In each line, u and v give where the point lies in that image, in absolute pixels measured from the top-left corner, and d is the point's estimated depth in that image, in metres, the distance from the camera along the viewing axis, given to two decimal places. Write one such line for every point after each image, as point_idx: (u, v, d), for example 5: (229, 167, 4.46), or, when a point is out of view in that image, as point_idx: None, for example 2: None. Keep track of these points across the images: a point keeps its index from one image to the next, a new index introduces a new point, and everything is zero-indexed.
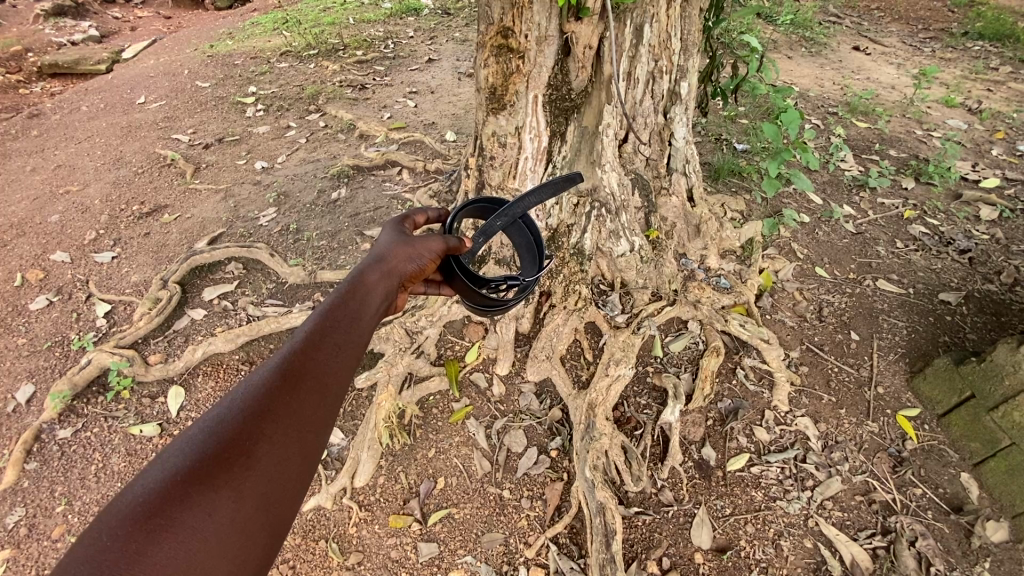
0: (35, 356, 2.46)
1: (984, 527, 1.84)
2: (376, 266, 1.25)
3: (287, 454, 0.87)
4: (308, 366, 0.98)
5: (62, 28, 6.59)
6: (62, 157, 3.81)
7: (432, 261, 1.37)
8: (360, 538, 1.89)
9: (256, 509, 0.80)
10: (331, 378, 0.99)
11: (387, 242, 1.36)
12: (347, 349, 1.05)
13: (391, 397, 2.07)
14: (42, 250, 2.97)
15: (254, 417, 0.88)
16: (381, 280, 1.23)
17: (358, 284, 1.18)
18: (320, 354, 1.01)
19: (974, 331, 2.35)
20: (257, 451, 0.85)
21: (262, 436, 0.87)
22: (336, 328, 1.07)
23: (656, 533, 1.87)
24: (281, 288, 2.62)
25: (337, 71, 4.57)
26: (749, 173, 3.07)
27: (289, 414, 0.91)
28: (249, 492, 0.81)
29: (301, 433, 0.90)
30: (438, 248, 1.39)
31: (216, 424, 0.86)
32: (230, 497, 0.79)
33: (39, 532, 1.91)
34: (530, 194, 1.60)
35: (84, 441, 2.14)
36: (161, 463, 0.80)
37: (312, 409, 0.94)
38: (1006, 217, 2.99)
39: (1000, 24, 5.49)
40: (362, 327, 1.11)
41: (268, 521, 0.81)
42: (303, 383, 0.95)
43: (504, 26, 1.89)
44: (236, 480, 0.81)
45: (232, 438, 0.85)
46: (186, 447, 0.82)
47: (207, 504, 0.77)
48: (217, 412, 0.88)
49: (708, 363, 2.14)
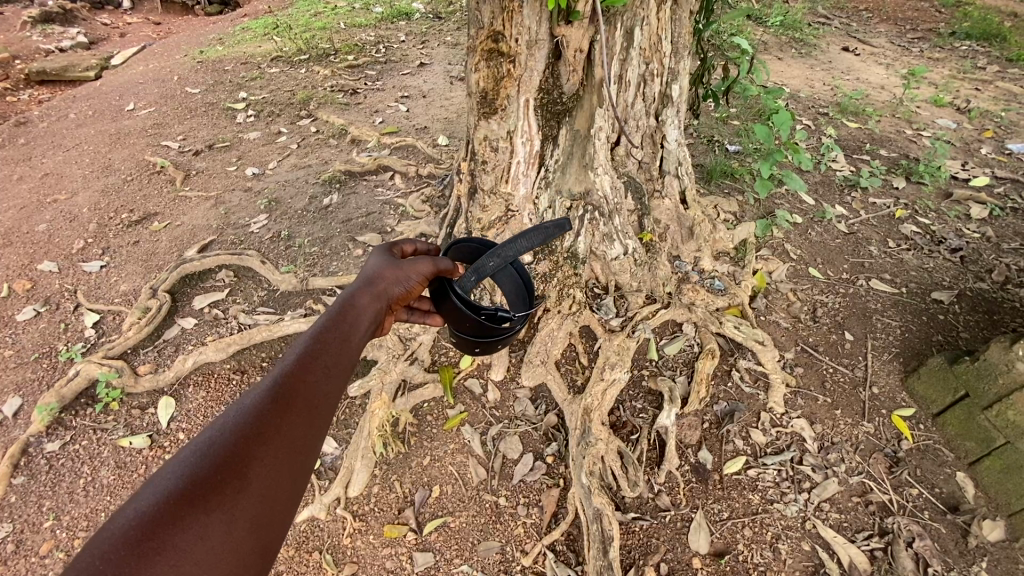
0: (21, 367, 2.42)
1: (982, 526, 1.84)
2: (367, 288, 1.24)
3: (278, 477, 0.86)
4: (300, 389, 0.97)
5: (50, 35, 6.53)
6: (50, 165, 3.77)
7: (421, 283, 1.37)
8: (354, 548, 1.87)
9: (247, 533, 0.79)
10: (321, 401, 0.98)
11: (376, 264, 1.34)
12: (338, 372, 1.04)
13: (384, 405, 2.05)
14: (30, 260, 2.94)
15: (246, 440, 0.87)
16: (371, 302, 1.22)
17: (349, 306, 1.17)
18: (312, 375, 1.00)
19: (967, 329, 2.35)
20: (248, 474, 0.83)
21: (255, 459, 0.85)
22: (327, 350, 1.05)
23: (654, 538, 1.85)
24: (272, 296, 2.59)
25: (329, 76, 4.55)
26: (741, 174, 3.09)
27: (280, 436, 0.90)
28: (242, 515, 0.79)
29: (291, 456, 0.89)
30: (428, 271, 1.38)
31: (210, 445, 0.84)
32: (222, 520, 0.77)
33: (26, 548, 1.87)
34: (522, 237, 1.60)
35: (73, 454, 2.11)
36: (151, 486, 0.78)
37: (303, 433, 0.92)
38: (995, 215, 3.01)
39: (986, 24, 5.55)
40: (353, 347, 1.11)
41: (258, 545, 0.80)
42: (295, 407, 0.94)
43: (494, 31, 1.89)
44: (228, 502, 0.79)
45: (224, 460, 0.83)
46: (178, 469, 0.80)
47: (200, 526, 0.75)
48: (208, 434, 0.86)
49: (703, 366, 2.12)
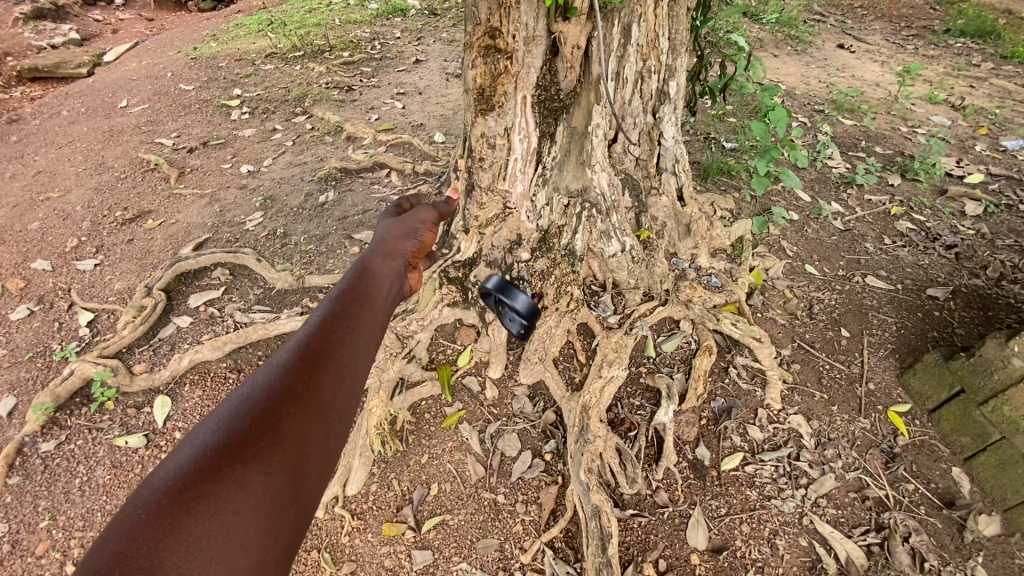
0: (14, 367, 2.40)
1: (977, 522, 1.86)
2: (379, 255, 1.37)
3: (308, 431, 0.94)
4: (323, 349, 1.06)
5: (42, 32, 6.46)
6: (42, 163, 3.74)
7: (425, 241, 1.52)
8: (352, 547, 1.87)
9: (283, 484, 0.86)
10: (344, 359, 1.06)
11: (384, 232, 1.48)
12: (359, 332, 1.13)
13: (382, 403, 2.04)
14: (22, 259, 2.91)
15: (276, 400, 0.95)
16: (383, 268, 1.33)
17: (364, 274, 1.28)
18: (335, 336, 1.09)
19: (962, 326, 2.37)
20: (279, 431, 0.91)
21: (285, 416, 0.93)
22: (347, 314, 1.15)
23: (653, 535, 1.85)
24: (269, 294, 2.58)
25: (324, 72, 4.52)
26: (737, 171, 3.10)
27: (308, 395, 0.98)
28: (276, 467, 0.87)
29: (320, 412, 0.97)
30: (428, 235, 1.55)
31: (240, 408, 0.93)
32: (258, 472, 0.85)
33: (22, 549, 1.86)
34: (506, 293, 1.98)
35: (68, 454, 2.10)
36: (191, 444, 0.87)
37: (329, 390, 1.00)
38: (990, 212, 3.03)
39: (981, 21, 5.57)
40: (374, 315, 1.19)
41: (296, 495, 0.87)
42: (320, 366, 1.03)
43: (490, 27, 1.84)
44: (262, 455, 0.87)
45: (256, 418, 0.92)
46: (213, 428, 0.89)
47: (236, 479, 0.83)
48: (240, 397, 0.96)
49: (701, 363, 2.12)
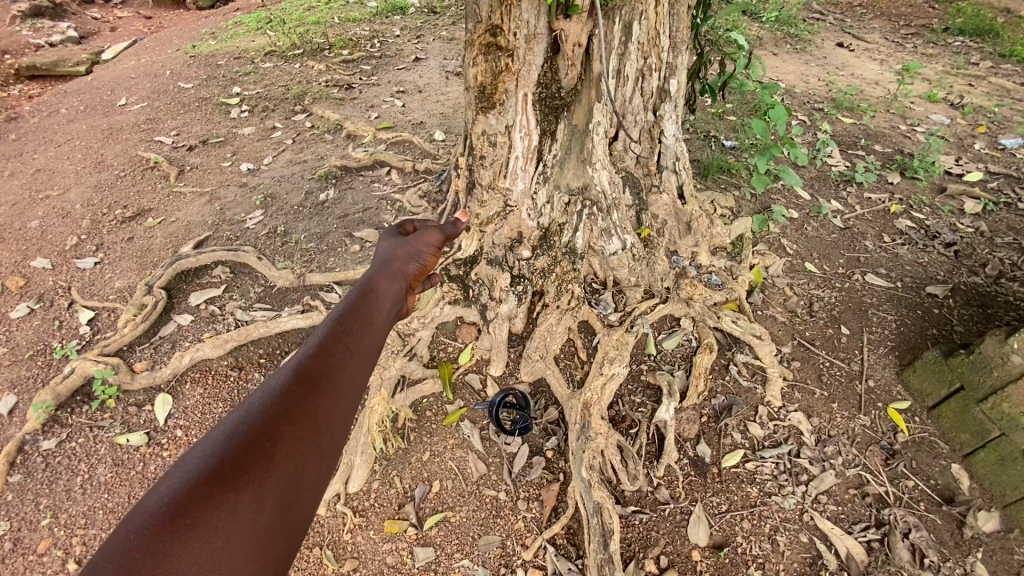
0: (14, 366, 2.40)
1: (976, 518, 1.87)
2: (383, 273, 1.36)
3: (304, 456, 0.93)
4: (321, 370, 1.05)
5: (39, 30, 6.43)
6: (41, 161, 3.73)
7: (430, 260, 1.53)
8: (354, 544, 1.87)
9: (275, 512, 0.86)
10: (342, 382, 1.05)
11: (388, 248, 1.49)
12: (359, 352, 1.12)
13: (383, 400, 2.05)
14: (22, 257, 2.90)
15: (273, 423, 0.95)
16: (387, 287, 1.33)
17: (367, 293, 1.28)
18: (333, 357, 1.08)
19: (962, 323, 2.37)
20: (274, 455, 0.91)
21: (280, 440, 0.93)
22: (348, 333, 1.14)
23: (654, 531, 1.86)
24: (269, 292, 2.58)
25: (324, 71, 4.52)
26: (737, 170, 3.10)
27: (305, 419, 0.97)
28: (269, 494, 0.86)
29: (317, 437, 0.96)
30: (431, 252, 1.55)
31: (236, 430, 0.93)
32: (250, 499, 0.84)
33: (24, 546, 1.86)
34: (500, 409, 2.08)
35: (69, 452, 2.10)
36: (185, 468, 0.86)
37: (326, 413, 1.00)
38: (989, 210, 3.04)
39: (979, 20, 5.58)
40: (374, 336, 1.18)
41: (287, 524, 0.86)
42: (318, 389, 1.02)
43: (491, 25, 1.82)
44: (256, 481, 0.86)
45: (251, 442, 0.91)
46: (208, 451, 0.89)
47: (229, 506, 0.82)
48: (237, 419, 0.95)
49: (701, 360, 2.13)
